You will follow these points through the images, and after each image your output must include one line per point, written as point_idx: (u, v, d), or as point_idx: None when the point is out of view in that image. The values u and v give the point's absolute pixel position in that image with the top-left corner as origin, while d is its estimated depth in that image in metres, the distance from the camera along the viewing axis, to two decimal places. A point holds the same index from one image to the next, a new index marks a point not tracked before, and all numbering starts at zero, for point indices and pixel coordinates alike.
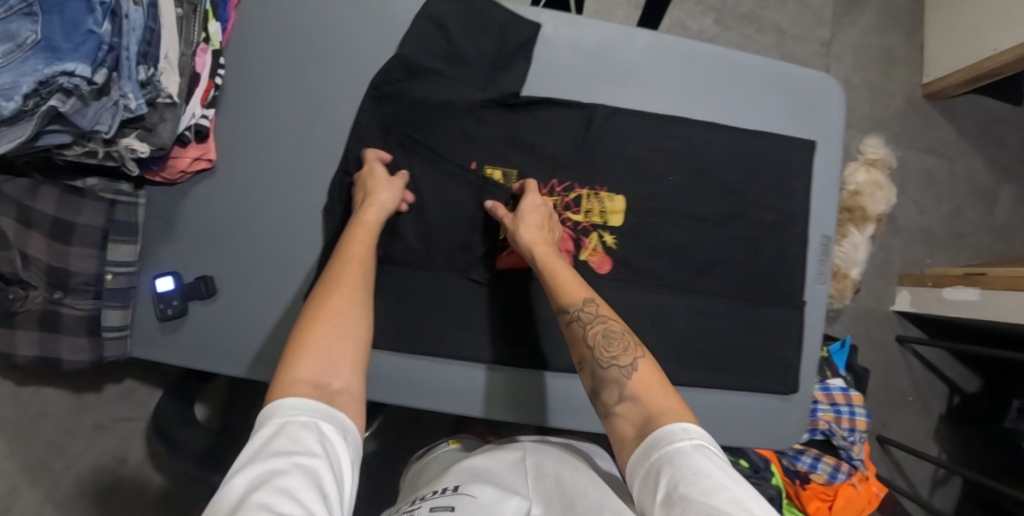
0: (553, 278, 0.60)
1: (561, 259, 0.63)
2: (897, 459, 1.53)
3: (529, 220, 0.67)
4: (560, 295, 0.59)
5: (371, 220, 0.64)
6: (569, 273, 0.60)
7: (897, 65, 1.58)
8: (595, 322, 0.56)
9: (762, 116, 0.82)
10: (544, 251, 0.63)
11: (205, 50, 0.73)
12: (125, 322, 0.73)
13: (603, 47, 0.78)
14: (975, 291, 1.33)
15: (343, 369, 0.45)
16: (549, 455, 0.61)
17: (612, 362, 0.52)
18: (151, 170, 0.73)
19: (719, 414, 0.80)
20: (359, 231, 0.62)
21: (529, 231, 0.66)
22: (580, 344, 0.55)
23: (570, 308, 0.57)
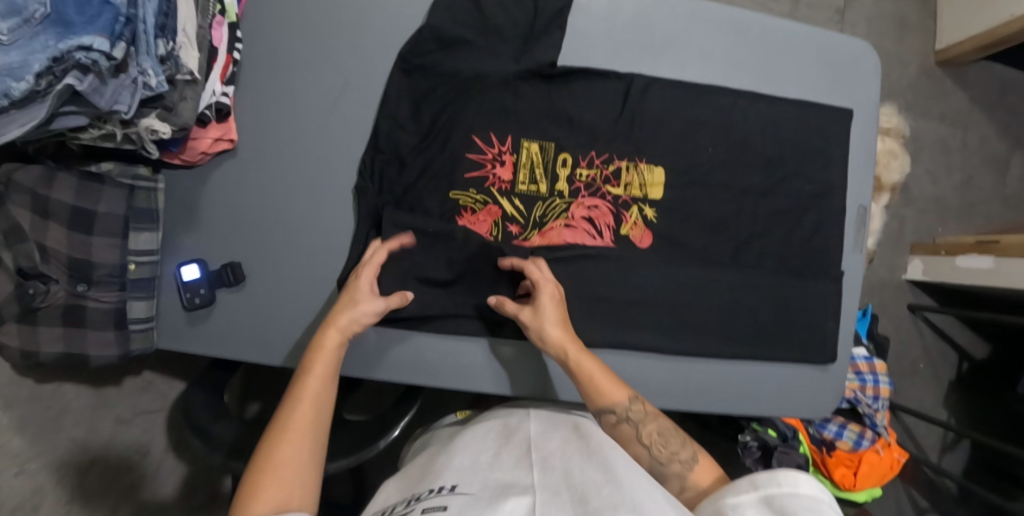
0: (589, 382, 0.59)
1: (591, 353, 0.61)
2: (908, 425, 1.57)
3: (552, 314, 0.63)
4: (602, 398, 0.58)
5: (331, 346, 0.56)
6: (604, 370, 0.60)
7: (911, 33, 1.56)
8: (646, 421, 0.57)
9: (800, 86, 0.82)
10: (577, 348, 0.61)
11: (221, 22, 0.68)
12: (149, 313, 0.72)
13: (638, 16, 0.76)
14: (989, 259, 1.33)
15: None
16: (554, 447, 0.57)
17: (671, 456, 0.55)
18: (170, 152, 0.69)
19: (759, 387, 0.80)
20: (316, 360, 0.54)
21: (554, 324, 0.62)
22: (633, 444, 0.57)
23: (617, 410, 0.58)
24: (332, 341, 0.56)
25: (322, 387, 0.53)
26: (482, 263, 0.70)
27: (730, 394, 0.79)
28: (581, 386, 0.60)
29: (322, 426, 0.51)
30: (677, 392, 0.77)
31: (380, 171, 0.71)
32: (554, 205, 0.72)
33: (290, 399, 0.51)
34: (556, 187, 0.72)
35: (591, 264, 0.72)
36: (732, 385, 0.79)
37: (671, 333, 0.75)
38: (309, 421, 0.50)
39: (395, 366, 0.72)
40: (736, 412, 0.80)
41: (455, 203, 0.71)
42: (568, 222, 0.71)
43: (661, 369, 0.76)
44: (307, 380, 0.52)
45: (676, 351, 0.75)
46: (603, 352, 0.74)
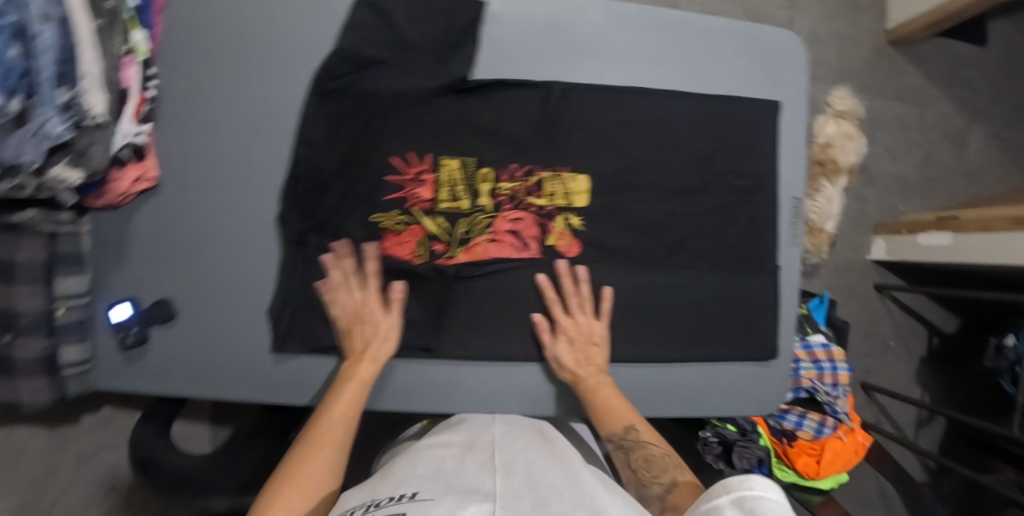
0: (592, 411, 0.66)
1: (603, 385, 0.67)
2: (881, 403, 1.58)
3: (565, 351, 0.69)
4: (603, 426, 0.64)
5: (364, 379, 0.64)
6: (614, 400, 0.65)
7: (862, 13, 1.55)
8: (638, 447, 0.60)
9: (729, 81, 0.81)
10: (589, 382, 0.67)
11: (131, 62, 0.67)
12: (84, 356, 0.72)
13: (554, 22, 0.75)
14: (948, 235, 1.34)
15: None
16: (517, 450, 0.58)
17: (652, 480, 0.57)
18: (90, 197, 0.68)
19: (701, 386, 0.80)
20: (349, 388, 0.62)
21: (566, 360, 0.69)
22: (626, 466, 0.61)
23: (611, 439, 0.63)
24: (368, 372, 0.64)
25: (349, 412, 0.60)
26: (408, 284, 0.70)
27: (673, 395, 0.79)
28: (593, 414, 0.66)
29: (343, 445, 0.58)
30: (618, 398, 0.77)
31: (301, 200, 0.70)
32: (478, 220, 0.71)
33: (320, 419, 0.59)
34: (478, 202, 0.71)
35: (520, 278, 0.72)
36: (674, 386, 0.79)
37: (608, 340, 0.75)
38: (335, 441, 0.57)
39: None
40: (681, 413, 0.80)
41: (378, 224, 0.70)
42: (492, 236, 0.71)
43: None
44: (337, 403, 0.60)
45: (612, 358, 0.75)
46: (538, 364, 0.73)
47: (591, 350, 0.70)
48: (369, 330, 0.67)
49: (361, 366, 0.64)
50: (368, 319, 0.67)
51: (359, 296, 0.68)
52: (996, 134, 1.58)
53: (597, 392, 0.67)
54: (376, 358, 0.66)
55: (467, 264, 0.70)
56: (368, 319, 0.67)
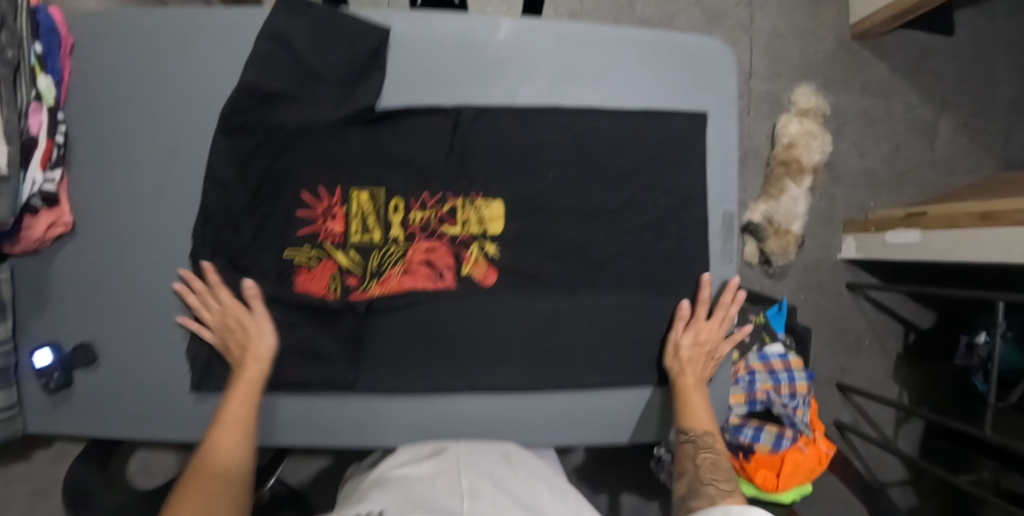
0: (687, 404, 0.70)
1: (701, 390, 0.72)
2: (859, 403, 1.55)
3: (687, 346, 0.73)
4: (688, 420, 0.69)
5: (253, 379, 0.65)
6: (702, 403, 0.70)
7: (824, 7, 1.52)
8: (708, 450, 0.65)
9: (649, 92, 0.78)
10: (689, 380, 0.71)
11: (39, 109, 0.68)
12: (10, 402, 0.73)
13: (463, 44, 0.73)
14: (916, 232, 1.30)
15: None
16: (485, 473, 0.55)
17: (713, 480, 0.60)
18: (3, 243, 0.70)
19: (624, 412, 0.76)
20: (240, 391, 0.64)
21: (684, 353, 0.72)
22: (687, 459, 0.65)
23: (689, 433, 0.67)
24: (257, 372, 0.66)
25: (246, 410, 0.62)
26: (322, 319, 0.70)
27: (597, 422, 0.75)
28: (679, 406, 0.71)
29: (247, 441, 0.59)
30: (546, 427, 0.74)
31: (212, 238, 0.70)
32: (391, 252, 0.71)
33: (218, 425, 0.60)
34: (391, 234, 0.71)
35: (434, 308, 0.70)
36: (596, 414, 0.75)
37: (531, 370, 0.72)
38: (235, 437, 0.59)
39: (270, 429, 0.72)
40: (614, 441, 0.76)
41: (291, 259, 0.70)
42: (406, 267, 0.71)
43: (515, 407, 0.73)
44: (231, 407, 0.62)
45: (538, 386, 0.73)
46: (459, 394, 0.72)
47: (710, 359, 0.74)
48: (241, 335, 0.68)
49: (247, 368, 0.66)
50: (234, 325, 0.68)
51: (217, 309, 0.69)
52: (964, 124, 1.55)
53: (692, 392, 0.71)
54: (260, 353, 0.67)
55: (380, 297, 0.70)
56: (235, 326, 0.68)
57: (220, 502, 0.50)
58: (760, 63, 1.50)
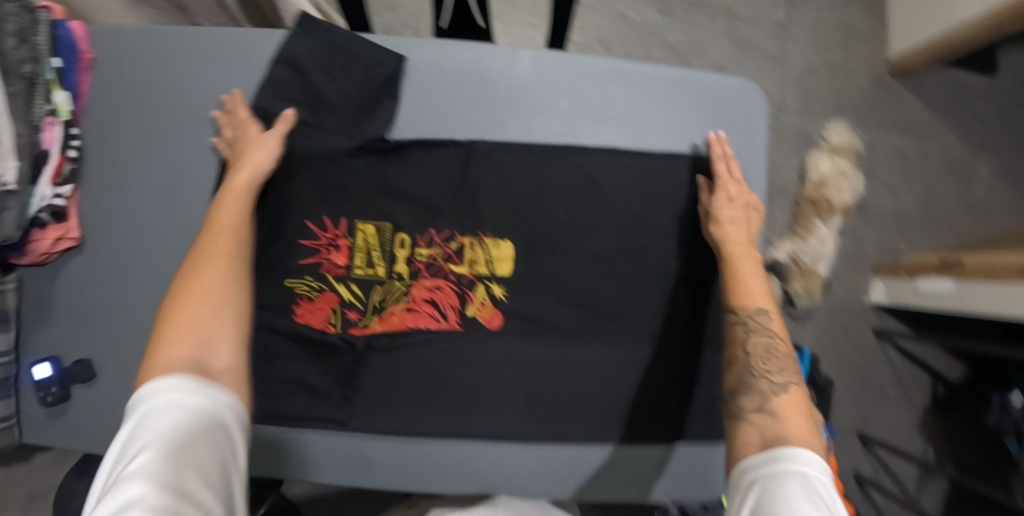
0: (732, 276, 0.64)
1: (751, 260, 0.65)
2: (881, 455, 1.47)
3: (725, 209, 0.67)
4: (738, 297, 0.62)
5: (241, 185, 0.63)
6: (753, 276, 0.63)
7: (861, 42, 1.46)
8: (761, 333, 0.59)
9: (668, 133, 0.75)
10: (735, 250, 0.65)
11: (53, 123, 0.68)
12: (9, 412, 0.72)
13: (480, 77, 0.72)
14: (950, 281, 1.23)
15: (224, 347, 0.49)
16: None
17: (764, 373, 0.56)
18: (12, 255, 0.70)
19: (624, 467, 0.71)
20: (228, 197, 0.62)
21: (723, 219, 0.67)
22: (739, 345, 0.59)
23: (741, 312, 0.61)
24: (247, 180, 0.63)
25: (238, 218, 0.61)
26: (318, 353, 0.68)
27: (598, 479, 0.71)
28: (725, 282, 0.64)
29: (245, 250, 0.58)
30: (543, 480, 0.70)
31: None
32: (393, 288, 0.69)
33: (212, 233, 0.58)
34: (394, 269, 0.69)
35: (433, 348, 0.69)
36: (596, 471, 0.71)
37: (531, 420, 0.69)
38: (228, 244, 0.57)
39: (259, 463, 0.70)
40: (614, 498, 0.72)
41: (290, 289, 0.68)
42: (409, 305, 0.68)
43: (511, 455, 0.70)
44: (220, 215, 0.60)
45: (536, 437, 0.69)
46: (454, 440, 0.69)
47: (750, 226, 0.68)
48: (242, 151, 0.66)
49: (237, 176, 0.64)
50: (242, 139, 0.67)
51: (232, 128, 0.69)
52: (1005, 168, 1.47)
53: (740, 263, 0.64)
54: (254, 164, 0.64)
55: (380, 334, 0.68)
56: (241, 141, 0.68)
57: (200, 318, 0.50)
58: (791, 97, 1.45)
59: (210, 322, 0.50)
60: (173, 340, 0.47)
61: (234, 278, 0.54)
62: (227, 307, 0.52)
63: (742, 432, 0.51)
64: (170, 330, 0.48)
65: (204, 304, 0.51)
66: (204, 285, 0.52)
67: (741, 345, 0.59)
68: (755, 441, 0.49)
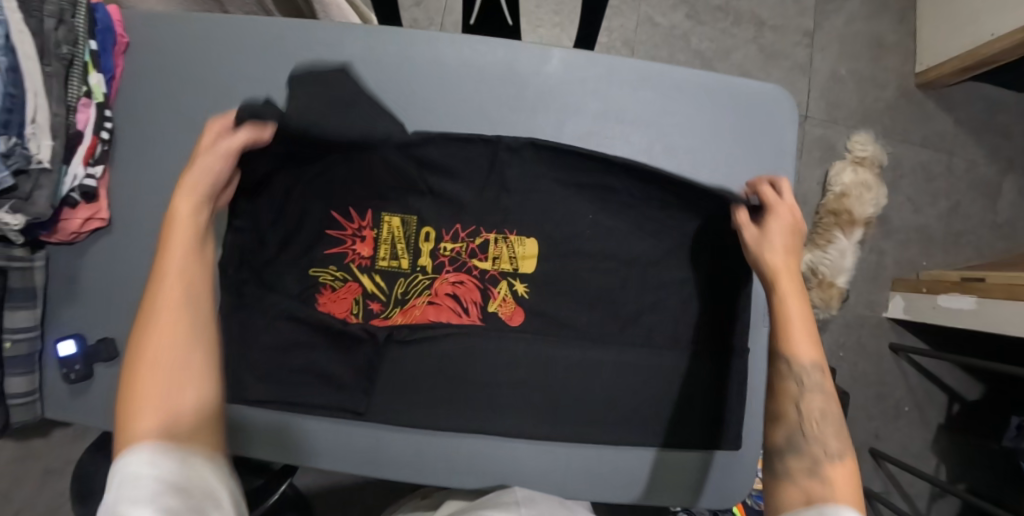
0: (782, 323, 0.57)
1: (801, 299, 0.58)
2: (893, 472, 1.45)
3: (776, 249, 0.60)
4: (788, 347, 0.56)
5: (187, 218, 0.54)
6: (804, 323, 0.57)
7: (890, 53, 1.44)
8: (814, 392, 0.55)
9: (694, 139, 0.76)
10: (788, 295, 0.58)
11: (87, 104, 0.70)
12: (31, 387, 0.73)
13: (511, 76, 0.73)
14: (972, 299, 1.21)
15: (186, 420, 0.43)
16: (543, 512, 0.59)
17: (818, 436, 0.53)
18: (43, 234, 0.71)
19: (663, 469, 0.71)
20: (174, 232, 0.53)
21: (772, 258, 0.60)
22: (789, 401, 0.56)
23: (792, 365, 0.56)
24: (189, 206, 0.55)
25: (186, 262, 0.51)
26: (337, 342, 0.68)
27: (636, 483, 0.71)
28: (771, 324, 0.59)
29: (203, 299, 0.50)
30: (559, 479, 0.70)
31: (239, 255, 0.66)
32: (416, 282, 0.70)
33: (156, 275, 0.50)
34: (418, 263, 0.70)
35: (452, 343, 0.68)
36: (611, 473, 0.71)
37: (549, 419, 0.69)
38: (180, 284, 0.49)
39: (277, 449, 0.70)
40: (628, 501, 0.72)
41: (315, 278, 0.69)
42: (431, 299, 0.69)
43: (528, 453, 0.70)
44: (165, 260, 0.51)
45: (554, 436, 0.69)
46: (471, 436, 0.70)
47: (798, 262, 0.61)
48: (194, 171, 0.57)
49: (178, 201, 0.55)
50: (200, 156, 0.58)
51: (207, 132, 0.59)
52: None
53: (791, 304, 0.57)
54: (195, 189, 0.56)
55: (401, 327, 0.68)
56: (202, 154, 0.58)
57: (162, 387, 0.43)
58: (816, 106, 1.43)
59: (171, 386, 0.44)
60: (137, 412, 0.42)
61: (187, 343, 0.46)
62: (187, 370, 0.45)
63: (790, 495, 0.51)
64: (129, 402, 0.43)
65: (159, 370, 0.44)
66: (151, 360, 0.44)
67: (793, 402, 0.56)
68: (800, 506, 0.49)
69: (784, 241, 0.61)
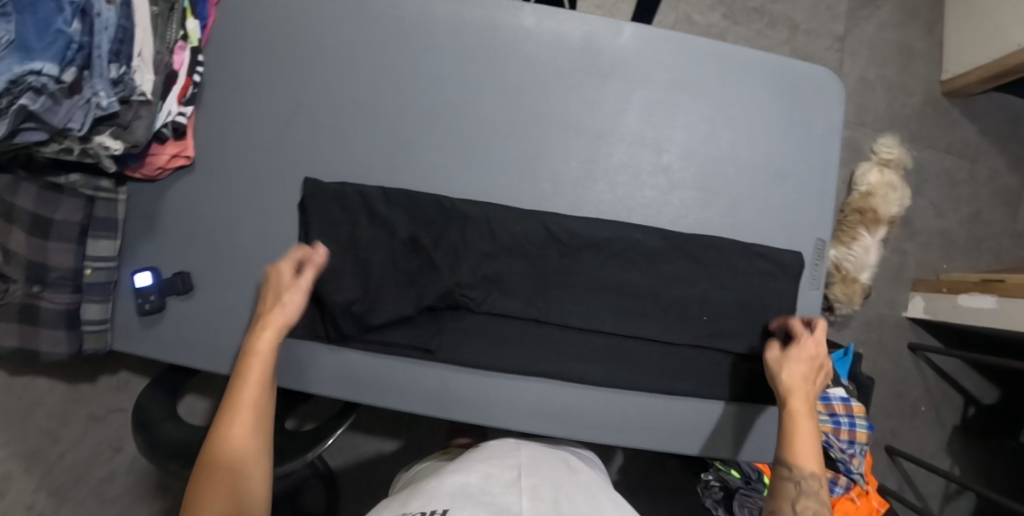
0: (792, 433, 0.62)
1: (811, 417, 0.63)
2: (907, 471, 1.47)
3: (799, 366, 0.66)
4: (790, 451, 0.61)
5: (266, 351, 0.61)
6: (809, 436, 0.61)
7: (917, 61, 1.50)
8: (812, 498, 0.57)
9: (753, 113, 0.79)
10: (800, 408, 0.63)
11: (183, 47, 0.74)
12: (105, 316, 0.75)
13: (587, 41, 0.77)
14: (992, 299, 1.25)
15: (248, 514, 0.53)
16: (551, 476, 0.57)
17: None
18: (130, 167, 0.74)
19: (727, 423, 0.76)
20: (254, 363, 0.59)
21: (793, 373, 0.66)
22: (786, 502, 0.58)
23: (793, 469, 0.59)
24: (290, 312, 0.64)
25: (259, 395, 0.58)
26: (403, 285, 0.72)
27: (703, 436, 0.76)
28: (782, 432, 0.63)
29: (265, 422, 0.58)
30: (613, 427, 0.74)
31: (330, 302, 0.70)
32: None
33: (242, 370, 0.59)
34: None
35: (521, 285, 0.74)
36: (660, 421, 0.75)
37: (607, 366, 0.74)
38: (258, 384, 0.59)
39: (341, 382, 0.74)
40: (672, 451, 0.76)
41: (405, 246, 0.73)
42: None
43: (582, 396, 0.74)
44: (243, 389, 0.57)
45: (610, 383, 0.73)
46: (533, 378, 0.74)
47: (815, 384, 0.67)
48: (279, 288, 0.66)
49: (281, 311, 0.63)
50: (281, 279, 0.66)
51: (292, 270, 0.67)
52: None
53: (801, 418, 0.63)
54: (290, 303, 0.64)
55: (477, 293, 0.73)
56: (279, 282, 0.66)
57: (229, 484, 0.53)
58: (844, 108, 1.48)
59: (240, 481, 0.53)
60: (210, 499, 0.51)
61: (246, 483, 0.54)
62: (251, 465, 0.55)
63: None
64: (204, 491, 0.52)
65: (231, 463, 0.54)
66: (218, 482, 0.53)
67: (788, 502, 0.58)
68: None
69: (805, 362, 0.67)
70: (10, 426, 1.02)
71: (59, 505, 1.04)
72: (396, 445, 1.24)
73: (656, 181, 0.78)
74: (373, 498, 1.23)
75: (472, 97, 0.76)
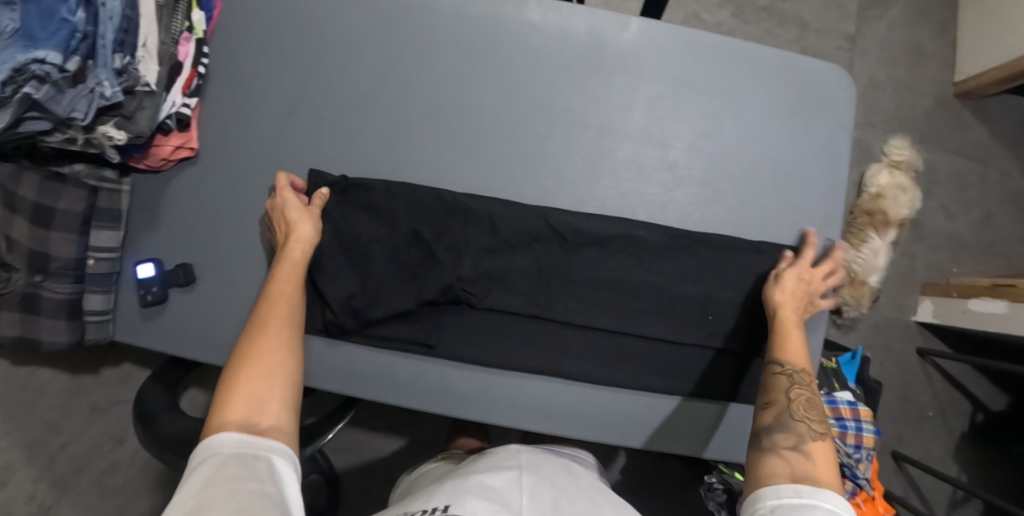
0: (784, 334, 0.65)
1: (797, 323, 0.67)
2: (913, 476, 1.45)
3: (792, 275, 0.70)
4: (783, 352, 0.64)
5: (298, 259, 0.66)
6: (798, 337, 0.65)
7: (928, 62, 1.48)
8: (804, 387, 0.61)
9: (761, 110, 0.78)
10: (790, 316, 0.67)
11: (188, 39, 0.73)
12: (106, 306, 0.75)
13: (593, 34, 0.76)
14: (1003, 303, 1.22)
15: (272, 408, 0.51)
16: (551, 476, 0.56)
17: (804, 420, 0.58)
18: (134, 157, 0.74)
19: (730, 424, 0.75)
20: (284, 271, 0.65)
21: (786, 284, 0.69)
22: (779, 392, 0.61)
23: (785, 365, 0.63)
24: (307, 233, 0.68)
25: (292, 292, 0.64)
26: (403, 280, 0.72)
27: (705, 437, 0.75)
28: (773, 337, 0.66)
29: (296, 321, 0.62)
30: (614, 426, 0.74)
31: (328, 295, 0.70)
32: None
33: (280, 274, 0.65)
34: None
35: (523, 281, 0.73)
36: (663, 421, 0.74)
37: (609, 364, 0.73)
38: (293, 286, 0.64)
39: (338, 377, 0.73)
40: (675, 451, 0.75)
41: (405, 241, 0.72)
42: None
43: (584, 394, 0.73)
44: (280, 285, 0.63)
45: (612, 382, 0.73)
46: (535, 377, 0.73)
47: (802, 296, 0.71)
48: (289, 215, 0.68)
49: (302, 231, 0.68)
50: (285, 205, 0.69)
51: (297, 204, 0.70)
52: None
53: (790, 323, 0.67)
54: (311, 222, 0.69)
55: (478, 288, 0.72)
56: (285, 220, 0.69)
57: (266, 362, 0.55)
58: None
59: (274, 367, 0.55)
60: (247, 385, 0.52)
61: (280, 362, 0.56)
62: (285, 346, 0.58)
63: (770, 463, 0.53)
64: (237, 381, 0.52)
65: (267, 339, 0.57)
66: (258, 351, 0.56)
67: (783, 392, 0.61)
68: (784, 478, 0.51)
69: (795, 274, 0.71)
70: (13, 416, 1.03)
71: (60, 496, 1.04)
72: (396, 442, 1.24)
73: (661, 177, 0.77)
74: (373, 497, 1.22)
75: (477, 91, 0.76)
